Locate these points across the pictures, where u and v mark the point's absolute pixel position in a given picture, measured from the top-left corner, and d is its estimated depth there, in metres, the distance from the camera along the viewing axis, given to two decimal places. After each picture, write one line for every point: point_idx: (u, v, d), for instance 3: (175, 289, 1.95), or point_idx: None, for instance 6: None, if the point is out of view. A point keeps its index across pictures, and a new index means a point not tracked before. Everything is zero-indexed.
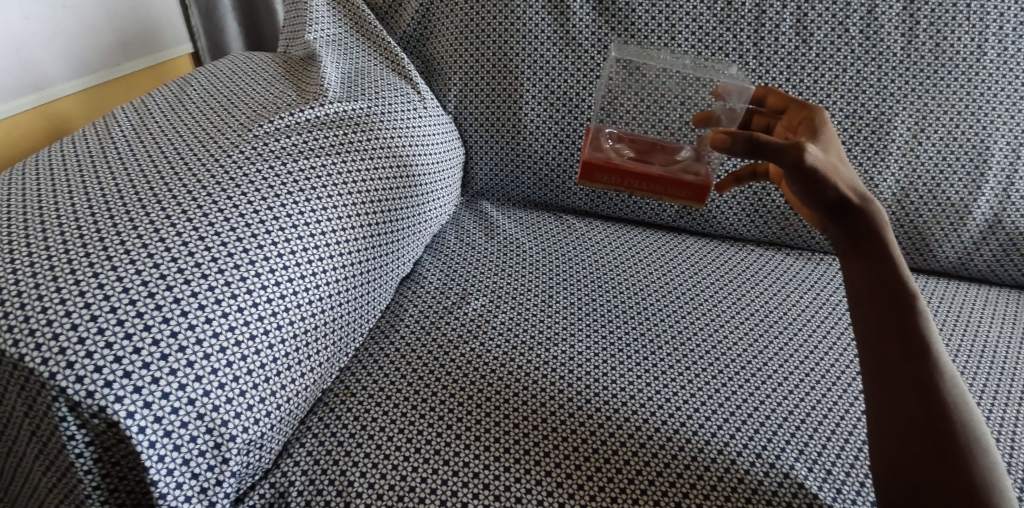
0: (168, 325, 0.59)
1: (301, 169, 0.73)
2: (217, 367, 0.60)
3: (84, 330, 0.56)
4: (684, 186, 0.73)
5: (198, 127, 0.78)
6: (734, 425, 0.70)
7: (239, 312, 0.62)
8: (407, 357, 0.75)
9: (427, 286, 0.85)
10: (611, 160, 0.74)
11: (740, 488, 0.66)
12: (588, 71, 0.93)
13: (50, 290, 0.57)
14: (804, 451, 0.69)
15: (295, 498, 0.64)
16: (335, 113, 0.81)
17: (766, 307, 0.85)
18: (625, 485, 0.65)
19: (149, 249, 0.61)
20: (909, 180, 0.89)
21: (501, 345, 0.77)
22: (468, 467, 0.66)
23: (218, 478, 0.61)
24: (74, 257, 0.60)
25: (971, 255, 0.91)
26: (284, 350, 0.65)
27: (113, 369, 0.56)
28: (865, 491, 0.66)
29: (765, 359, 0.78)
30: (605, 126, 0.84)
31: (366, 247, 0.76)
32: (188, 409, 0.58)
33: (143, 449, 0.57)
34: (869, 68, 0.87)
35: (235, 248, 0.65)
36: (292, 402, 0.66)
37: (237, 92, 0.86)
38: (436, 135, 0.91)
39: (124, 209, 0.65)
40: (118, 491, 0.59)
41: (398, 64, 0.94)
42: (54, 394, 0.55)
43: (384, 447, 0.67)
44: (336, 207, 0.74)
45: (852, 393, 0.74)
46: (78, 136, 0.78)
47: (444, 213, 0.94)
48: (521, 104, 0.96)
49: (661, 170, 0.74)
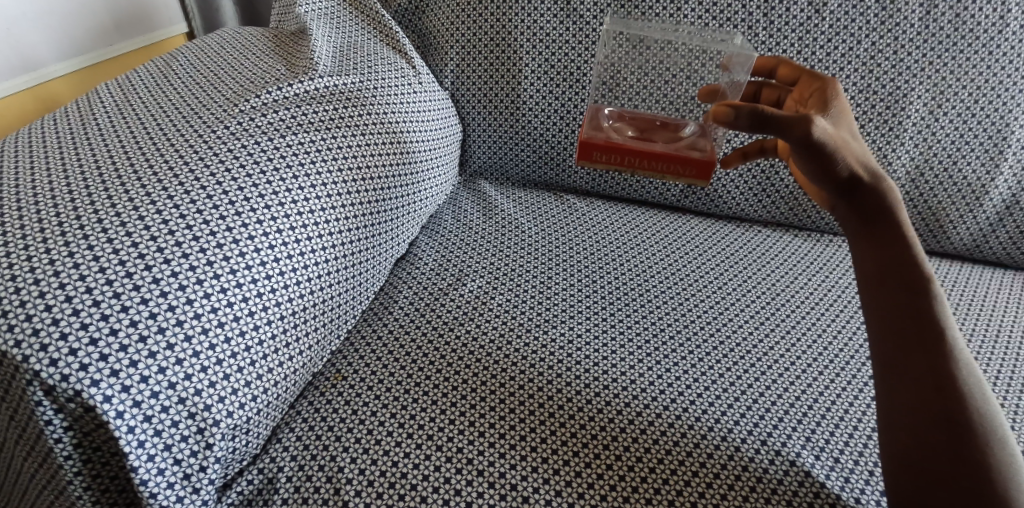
0: (147, 307, 0.56)
1: (289, 145, 0.71)
2: (199, 350, 0.58)
3: (58, 311, 0.54)
4: (690, 164, 0.70)
5: (184, 103, 0.75)
6: (739, 411, 0.68)
7: (223, 293, 0.60)
8: (401, 339, 0.73)
9: (422, 267, 0.83)
10: (612, 140, 0.71)
11: (744, 477, 0.63)
12: (589, 44, 0.90)
13: (24, 270, 0.55)
14: (811, 438, 0.66)
15: (283, 485, 0.62)
16: (325, 87, 0.78)
17: (773, 289, 0.82)
18: (624, 473, 0.63)
19: (127, 227, 0.59)
20: (923, 158, 0.86)
21: (498, 327, 0.75)
22: (462, 453, 0.63)
23: (202, 464, 0.58)
24: (50, 236, 0.57)
25: (986, 237, 0.88)
26: (270, 331, 0.63)
27: (89, 351, 0.54)
28: (874, 480, 0.63)
29: (771, 343, 0.75)
30: (604, 106, 0.81)
31: (358, 226, 0.73)
32: (169, 393, 0.56)
33: (122, 434, 0.54)
34: (884, 40, 0.83)
35: (218, 226, 0.62)
36: (280, 385, 0.64)
37: (226, 66, 0.83)
38: (431, 110, 0.88)
39: (104, 187, 0.62)
40: (101, 477, 0.57)
41: (393, 38, 0.91)
42: (29, 378, 0.53)
43: (376, 432, 0.65)
44: (325, 184, 0.71)
45: (861, 379, 0.71)
46: (60, 112, 0.76)
47: (440, 193, 0.91)
48: (521, 79, 0.93)
49: (665, 147, 0.71)
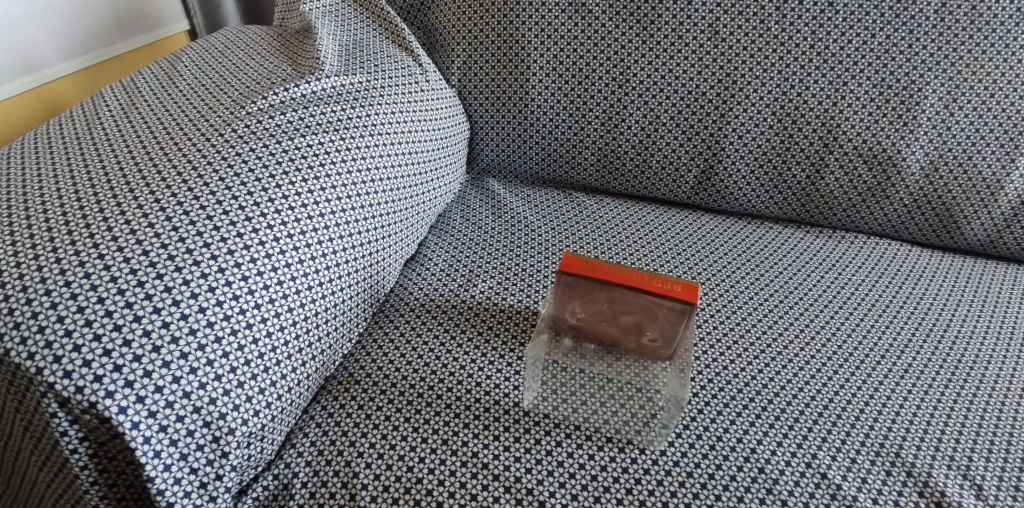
0: (159, 316, 0.56)
1: (298, 147, 0.70)
2: (212, 358, 0.57)
3: (71, 322, 0.54)
4: (658, 323, 0.71)
5: (190, 106, 0.74)
6: (754, 414, 0.67)
7: (235, 300, 0.59)
8: (413, 342, 0.73)
9: (433, 268, 0.82)
10: (581, 326, 0.73)
11: (761, 479, 0.63)
12: (597, 39, 0.88)
13: (35, 280, 0.55)
14: (826, 439, 0.65)
15: (298, 490, 0.62)
16: (332, 88, 0.78)
17: (787, 287, 0.82)
18: (641, 477, 0.62)
19: (137, 234, 0.59)
20: (938, 153, 0.84)
21: (510, 329, 0.74)
22: (477, 457, 0.63)
23: (218, 472, 0.58)
24: (60, 246, 0.57)
25: (1001, 232, 0.87)
26: (283, 338, 0.62)
27: (102, 363, 0.53)
28: (891, 480, 0.63)
29: (785, 343, 0.74)
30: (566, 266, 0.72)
31: (368, 228, 0.73)
32: (184, 403, 0.56)
33: (138, 445, 0.54)
34: (899, 33, 0.81)
35: (229, 233, 0.61)
36: (294, 391, 0.64)
37: (231, 66, 0.82)
38: (438, 107, 0.87)
39: (112, 194, 0.62)
40: (118, 486, 0.57)
41: (399, 35, 0.90)
42: (43, 390, 0.52)
43: (391, 438, 0.64)
44: (334, 186, 0.70)
45: (877, 377, 0.71)
46: (66, 116, 0.75)
47: (448, 192, 0.91)
48: (529, 76, 0.92)
49: (631, 345, 0.72)
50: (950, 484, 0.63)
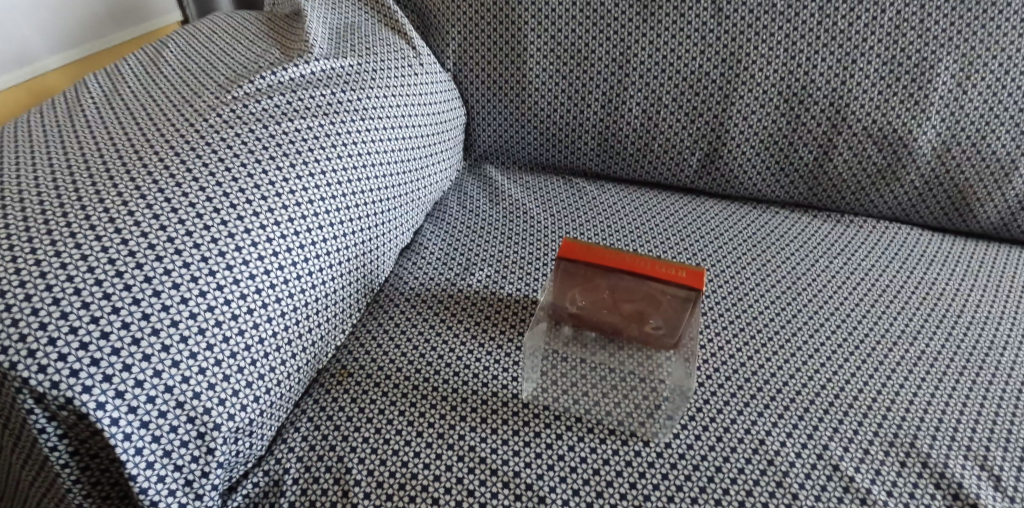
0: (140, 307, 0.53)
1: (286, 132, 0.67)
2: (196, 351, 0.55)
3: (46, 315, 0.51)
4: (661, 311, 0.68)
5: (174, 91, 0.72)
6: (763, 403, 0.65)
7: (219, 290, 0.57)
8: (408, 333, 0.70)
9: (428, 257, 0.80)
10: (582, 315, 0.71)
11: (771, 471, 0.60)
12: (596, 20, 0.86)
13: (8, 271, 0.52)
14: (838, 429, 0.63)
15: (289, 487, 0.59)
16: (321, 71, 0.75)
17: (793, 273, 0.79)
18: (645, 470, 0.60)
19: (117, 223, 0.56)
20: (950, 133, 0.82)
21: (509, 318, 0.72)
22: (474, 451, 0.61)
23: (204, 469, 0.56)
24: (36, 236, 0.54)
25: (1014, 214, 0.85)
26: (272, 329, 0.60)
27: (80, 356, 0.51)
28: (907, 471, 0.60)
29: (793, 331, 0.72)
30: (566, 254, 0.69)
31: (359, 216, 0.70)
32: (166, 398, 0.54)
33: (118, 442, 0.52)
34: (910, 9, 0.78)
35: (214, 220, 0.59)
36: (283, 384, 0.62)
37: (218, 51, 0.80)
38: (432, 91, 0.84)
39: (92, 181, 0.59)
40: (100, 484, 0.55)
41: (391, 18, 0.87)
42: (18, 386, 0.50)
43: (385, 432, 0.62)
44: (324, 172, 0.67)
45: (889, 365, 0.68)
46: (46, 103, 0.72)
47: (444, 179, 0.88)
48: (527, 58, 0.89)
49: (635, 332, 0.70)
50: (967, 474, 0.60)
